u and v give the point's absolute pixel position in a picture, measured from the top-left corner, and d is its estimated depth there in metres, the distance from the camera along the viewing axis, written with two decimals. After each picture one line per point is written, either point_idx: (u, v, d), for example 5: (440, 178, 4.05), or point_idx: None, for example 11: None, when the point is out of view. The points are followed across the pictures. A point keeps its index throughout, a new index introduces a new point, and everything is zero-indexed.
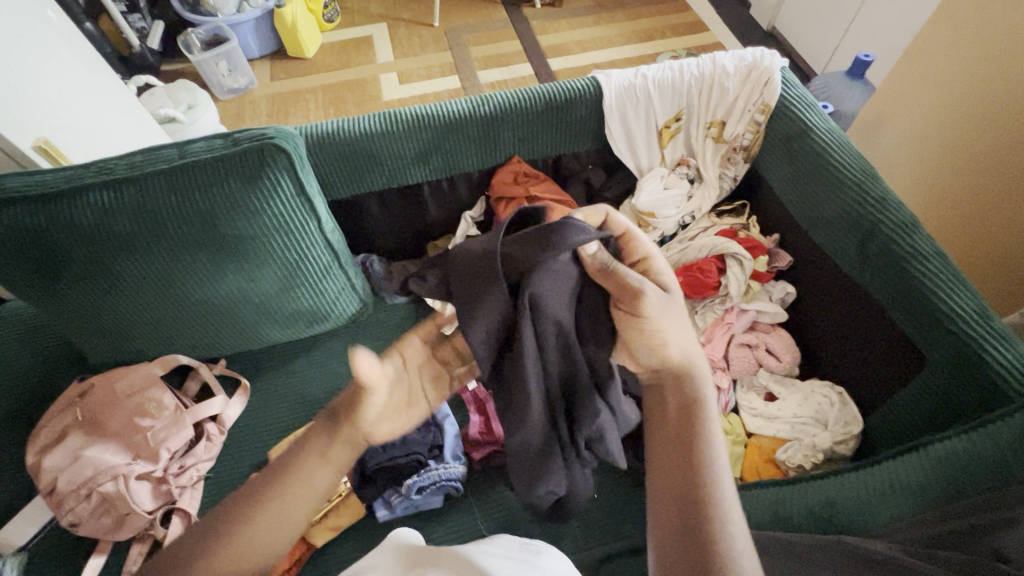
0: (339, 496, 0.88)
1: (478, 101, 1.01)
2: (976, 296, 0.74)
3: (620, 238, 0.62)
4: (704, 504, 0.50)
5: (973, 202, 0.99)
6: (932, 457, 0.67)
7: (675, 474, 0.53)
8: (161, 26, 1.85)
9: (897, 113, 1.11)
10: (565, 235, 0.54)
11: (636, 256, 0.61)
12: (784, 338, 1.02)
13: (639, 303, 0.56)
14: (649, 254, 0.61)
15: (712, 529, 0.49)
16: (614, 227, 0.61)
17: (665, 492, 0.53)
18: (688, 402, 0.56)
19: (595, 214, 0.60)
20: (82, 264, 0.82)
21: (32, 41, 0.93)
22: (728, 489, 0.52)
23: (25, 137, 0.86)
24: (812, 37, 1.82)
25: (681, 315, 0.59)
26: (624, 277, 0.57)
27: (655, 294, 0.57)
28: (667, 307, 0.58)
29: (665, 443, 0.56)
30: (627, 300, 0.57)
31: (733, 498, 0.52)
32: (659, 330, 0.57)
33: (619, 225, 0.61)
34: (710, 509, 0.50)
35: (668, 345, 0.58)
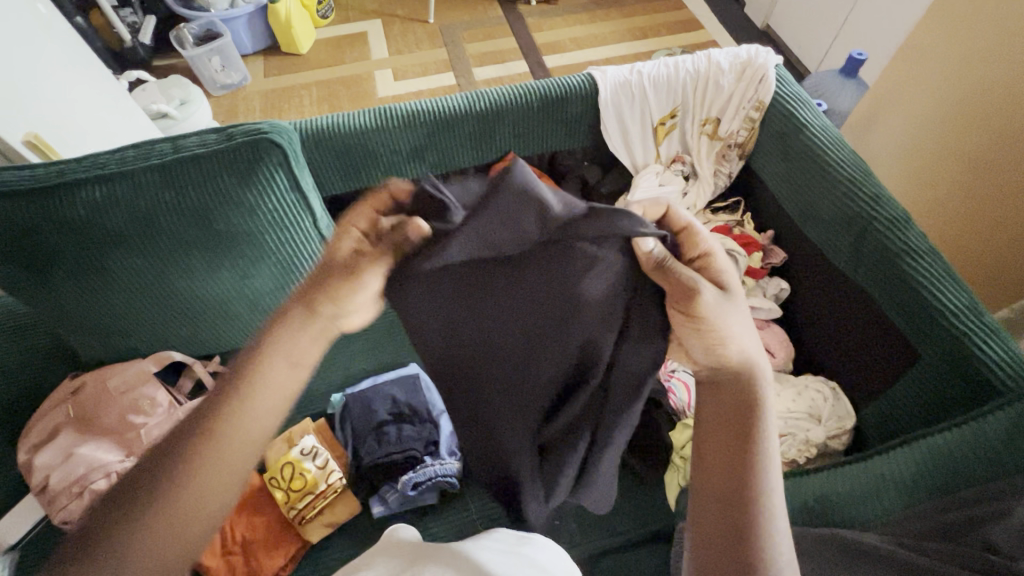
0: (334, 492, 0.87)
1: (473, 96, 1.01)
2: (968, 293, 0.75)
3: (680, 234, 0.56)
4: (751, 510, 0.51)
5: (965, 199, 1.00)
6: (924, 451, 0.67)
7: (724, 475, 0.52)
8: (153, 21, 1.84)
9: (891, 110, 1.11)
10: (617, 223, 0.49)
11: (697, 253, 0.56)
12: (778, 334, 1.03)
13: (694, 305, 0.51)
14: (711, 249, 0.56)
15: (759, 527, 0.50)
16: (673, 222, 0.56)
17: (711, 490, 0.53)
18: (745, 401, 0.54)
19: (654, 205, 0.55)
20: (73, 259, 0.81)
21: (22, 33, 0.92)
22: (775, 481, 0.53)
23: (14, 131, 0.85)
24: (807, 36, 1.82)
25: (739, 318, 0.54)
26: (681, 274, 0.51)
27: (711, 297, 0.52)
28: (726, 307, 0.53)
29: (716, 439, 0.54)
30: (683, 303, 0.51)
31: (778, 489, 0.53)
32: (714, 331, 0.52)
33: (681, 219, 0.56)
34: (756, 514, 0.51)
35: (725, 348, 0.53)
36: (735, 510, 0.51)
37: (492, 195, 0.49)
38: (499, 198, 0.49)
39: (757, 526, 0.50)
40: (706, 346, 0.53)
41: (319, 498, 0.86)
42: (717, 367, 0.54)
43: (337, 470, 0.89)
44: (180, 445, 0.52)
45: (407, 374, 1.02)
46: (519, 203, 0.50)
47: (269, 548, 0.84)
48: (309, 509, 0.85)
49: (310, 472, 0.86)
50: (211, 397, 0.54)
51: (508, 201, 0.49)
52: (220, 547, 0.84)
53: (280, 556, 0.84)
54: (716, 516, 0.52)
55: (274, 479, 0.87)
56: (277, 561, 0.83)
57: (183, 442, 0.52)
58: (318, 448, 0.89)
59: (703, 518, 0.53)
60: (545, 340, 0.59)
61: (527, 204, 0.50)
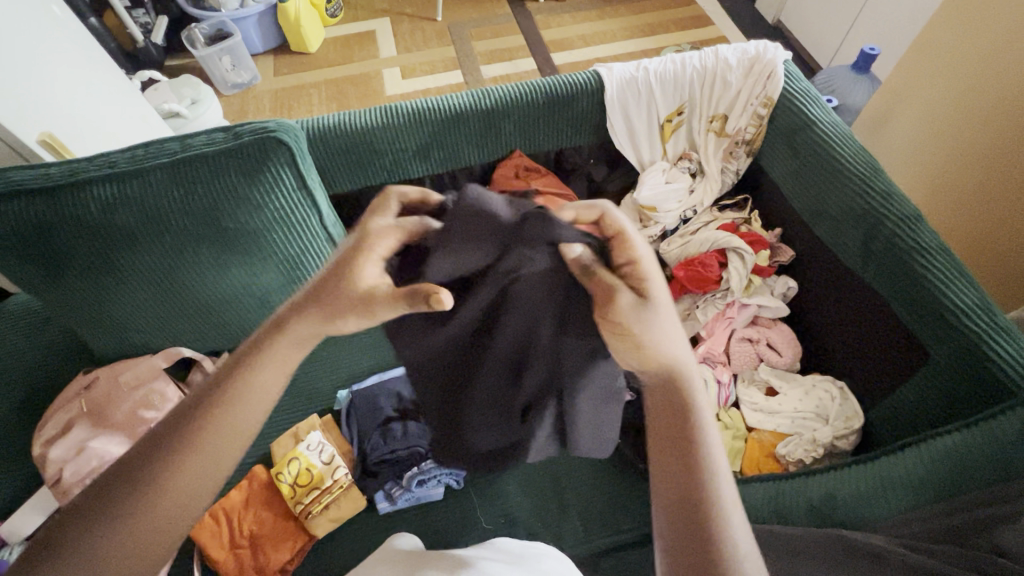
0: (339, 488, 0.88)
1: (478, 94, 1.01)
2: (980, 292, 0.74)
3: (612, 239, 0.55)
4: (704, 505, 0.49)
5: (977, 196, 0.98)
6: (934, 453, 0.66)
7: (674, 475, 0.51)
8: (165, 21, 1.86)
9: (902, 106, 1.10)
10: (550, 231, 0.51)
11: (624, 259, 0.55)
12: (786, 334, 1.02)
13: (612, 309, 0.53)
14: (640, 257, 0.54)
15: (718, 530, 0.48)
16: (606, 227, 0.54)
17: (663, 496, 0.52)
18: (677, 401, 0.54)
19: (588, 210, 0.53)
20: (85, 258, 0.82)
21: (37, 34, 0.94)
22: (726, 484, 0.51)
23: (29, 131, 0.87)
24: (819, 30, 1.79)
25: (665, 319, 0.54)
26: (602, 279, 0.54)
27: (631, 300, 0.53)
28: (648, 318, 0.53)
29: (659, 443, 0.54)
30: (609, 308, 0.54)
31: (730, 492, 0.51)
32: (643, 336, 0.54)
33: (616, 224, 0.54)
34: (710, 508, 0.49)
35: (657, 352, 0.54)
36: (689, 509, 0.49)
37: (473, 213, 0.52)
38: (458, 219, 0.52)
39: (712, 519, 0.48)
40: (636, 350, 0.54)
41: (324, 494, 0.87)
42: (648, 369, 0.55)
43: (343, 467, 0.90)
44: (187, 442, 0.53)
45: None
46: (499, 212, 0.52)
47: (276, 543, 0.85)
48: (315, 504, 0.86)
49: (317, 467, 0.88)
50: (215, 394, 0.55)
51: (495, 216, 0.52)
52: (229, 540, 0.85)
53: (287, 550, 0.85)
54: (674, 519, 0.50)
55: (281, 473, 0.88)
56: (283, 556, 0.84)
57: (191, 439, 0.53)
58: (324, 443, 0.91)
59: (665, 526, 0.51)
60: (526, 322, 0.63)
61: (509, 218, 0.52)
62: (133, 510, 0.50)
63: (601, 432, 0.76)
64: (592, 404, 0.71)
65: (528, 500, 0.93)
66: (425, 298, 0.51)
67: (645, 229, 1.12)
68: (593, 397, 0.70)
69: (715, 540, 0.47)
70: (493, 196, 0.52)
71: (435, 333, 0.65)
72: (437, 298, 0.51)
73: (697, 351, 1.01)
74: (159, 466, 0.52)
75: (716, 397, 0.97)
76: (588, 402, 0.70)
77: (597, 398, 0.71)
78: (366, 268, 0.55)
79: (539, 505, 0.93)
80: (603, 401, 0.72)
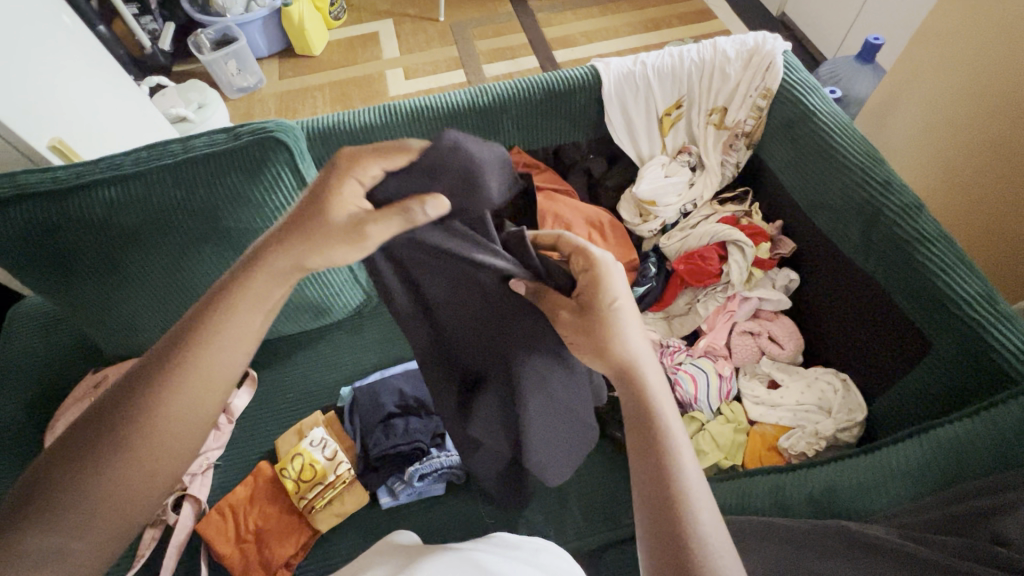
0: (342, 482, 0.89)
1: (476, 92, 1.01)
2: (982, 279, 0.73)
3: (573, 262, 0.62)
4: (676, 501, 0.47)
5: (981, 186, 0.97)
6: (936, 442, 0.66)
7: (647, 475, 0.50)
8: (172, 27, 1.89)
9: (905, 95, 1.08)
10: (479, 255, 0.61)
11: (581, 270, 0.61)
12: (788, 326, 1.02)
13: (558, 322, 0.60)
14: (593, 264, 0.60)
15: (688, 526, 0.46)
16: (565, 245, 0.63)
17: (642, 493, 0.50)
18: (639, 400, 0.54)
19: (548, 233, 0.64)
20: (91, 258, 0.84)
21: (46, 41, 0.96)
22: (695, 481, 0.49)
23: (40, 137, 0.89)
24: (823, 21, 1.77)
25: (620, 326, 0.57)
26: (550, 299, 0.61)
27: (572, 312, 0.60)
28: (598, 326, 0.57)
29: (635, 448, 0.53)
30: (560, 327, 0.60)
31: (701, 489, 0.49)
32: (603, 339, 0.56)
33: (575, 242, 0.62)
34: (679, 503, 0.47)
35: (612, 351, 0.56)
36: (661, 506, 0.48)
37: (444, 163, 0.56)
38: (429, 156, 0.56)
39: (683, 515, 0.47)
40: (601, 354, 0.57)
41: (328, 488, 0.88)
42: (604, 367, 0.57)
43: (346, 462, 0.91)
44: (155, 423, 0.53)
45: (414, 368, 1.03)
46: (458, 185, 0.57)
47: (281, 538, 0.86)
48: (319, 499, 0.87)
49: (320, 462, 0.90)
50: (189, 374, 0.55)
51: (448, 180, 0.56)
52: (234, 535, 0.87)
53: (291, 545, 0.86)
54: (648, 515, 0.48)
55: (285, 469, 0.89)
56: (288, 549, 0.86)
57: (163, 419, 0.53)
58: (327, 439, 0.92)
59: (644, 526, 0.49)
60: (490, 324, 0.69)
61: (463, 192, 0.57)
62: (109, 495, 0.51)
63: (563, 452, 0.77)
64: (543, 415, 0.70)
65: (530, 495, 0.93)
66: (421, 201, 0.54)
67: (645, 223, 1.11)
68: (548, 408, 0.70)
69: (685, 533, 0.46)
70: (466, 140, 0.56)
71: (410, 331, 0.72)
72: (435, 201, 0.54)
73: (697, 345, 1.02)
74: (134, 450, 0.52)
75: (716, 390, 0.97)
76: (543, 413, 0.70)
77: (550, 410, 0.70)
78: (343, 204, 0.56)
79: (542, 501, 0.93)
80: (559, 416, 0.72)
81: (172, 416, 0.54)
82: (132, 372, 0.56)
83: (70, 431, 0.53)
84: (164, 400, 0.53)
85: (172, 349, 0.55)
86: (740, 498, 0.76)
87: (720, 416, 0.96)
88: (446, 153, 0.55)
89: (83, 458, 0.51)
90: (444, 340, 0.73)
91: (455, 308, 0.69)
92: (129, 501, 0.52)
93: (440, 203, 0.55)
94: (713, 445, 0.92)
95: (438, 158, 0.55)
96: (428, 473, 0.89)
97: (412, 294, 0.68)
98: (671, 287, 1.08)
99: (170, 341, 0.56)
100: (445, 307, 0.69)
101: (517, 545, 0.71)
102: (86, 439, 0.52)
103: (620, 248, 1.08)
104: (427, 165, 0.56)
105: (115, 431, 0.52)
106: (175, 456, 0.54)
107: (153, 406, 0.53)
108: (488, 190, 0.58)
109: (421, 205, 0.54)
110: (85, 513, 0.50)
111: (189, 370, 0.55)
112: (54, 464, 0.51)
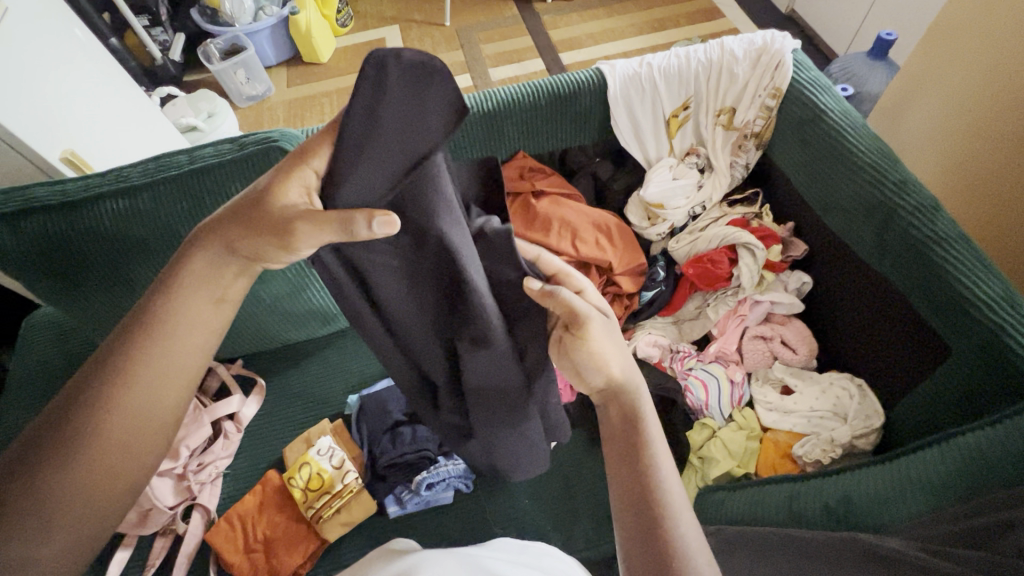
0: (350, 492, 0.88)
1: (479, 96, 0.99)
2: (1004, 281, 0.70)
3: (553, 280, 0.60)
4: (660, 511, 0.51)
5: (997, 186, 0.95)
6: (956, 451, 0.63)
7: (631, 489, 0.53)
8: (182, 38, 1.91)
9: (921, 91, 1.05)
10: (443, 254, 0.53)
11: (572, 291, 0.59)
12: (801, 330, 1.00)
13: (586, 328, 0.54)
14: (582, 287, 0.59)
15: (668, 542, 0.49)
16: (545, 267, 0.60)
17: (622, 504, 0.53)
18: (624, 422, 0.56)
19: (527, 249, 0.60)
20: (101, 268, 0.85)
21: (60, 56, 0.97)
22: (676, 499, 0.52)
23: (53, 149, 0.90)
24: (833, 17, 1.74)
25: (619, 341, 0.58)
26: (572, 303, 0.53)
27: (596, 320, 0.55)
28: (608, 331, 0.56)
29: (617, 464, 0.55)
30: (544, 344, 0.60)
31: (682, 506, 0.52)
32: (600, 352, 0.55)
33: (553, 266, 0.60)
34: (665, 521, 0.50)
35: (605, 367, 0.55)
36: (642, 515, 0.51)
37: (371, 121, 0.47)
38: (356, 97, 0.46)
39: (662, 522, 0.50)
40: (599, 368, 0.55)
41: (335, 498, 0.87)
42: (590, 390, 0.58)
43: (353, 471, 0.90)
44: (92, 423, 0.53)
45: None
46: (394, 142, 0.47)
47: (289, 547, 0.86)
48: (326, 508, 0.87)
49: (327, 471, 0.89)
50: (132, 370, 0.54)
51: (384, 144, 0.47)
52: (243, 545, 0.87)
53: (299, 555, 0.86)
54: (632, 528, 0.51)
55: (292, 478, 0.89)
56: (296, 560, 0.85)
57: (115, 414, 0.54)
58: (334, 448, 0.92)
59: (626, 534, 0.52)
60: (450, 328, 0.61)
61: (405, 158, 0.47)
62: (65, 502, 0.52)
63: (532, 456, 0.74)
64: (498, 419, 0.67)
65: (538, 505, 0.92)
66: (367, 215, 0.47)
67: (653, 226, 1.09)
68: (504, 415, 0.67)
69: (667, 539, 0.49)
70: (402, 68, 0.45)
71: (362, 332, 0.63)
72: (383, 217, 0.46)
73: (708, 350, 1.01)
74: (89, 449, 0.52)
75: (727, 396, 0.96)
76: (509, 417, 0.67)
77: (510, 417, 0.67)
78: (291, 190, 0.52)
79: (551, 510, 0.92)
80: (522, 423, 0.68)
81: (124, 412, 0.54)
82: (81, 374, 0.56)
83: (28, 437, 0.54)
84: (98, 404, 0.53)
85: (118, 354, 0.55)
86: (752, 507, 0.75)
87: (732, 423, 0.94)
88: (367, 108, 0.46)
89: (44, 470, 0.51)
90: (402, 342, 0.65)
91: (419, 315, 0.61)
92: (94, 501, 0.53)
93: (389, 220, 0.47)
94: (725, 453, 0.90)
95: (375, 101, 0.46)
96: (437, 483, 0.89)
97: (362, 296, 0.59)
98: (680, 291, 1.08)
99: (112, 340, 0.56)
100: (411, 317, 0.61)
101: (520, 553, 0.72)
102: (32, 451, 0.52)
103: (627, 254, 1.06)
104: (363, 116, 0.47)
105: (69, 433, 0.52)
106: (144, 456, 0.56)
107: (106, 405, 0.53)
108: (428, 135, 0.47)
109: (368, 218, 0.47)
110: (45, 518, 0.50)
111: (138, 367, 0.55)
112: (14, 473, 0.52)
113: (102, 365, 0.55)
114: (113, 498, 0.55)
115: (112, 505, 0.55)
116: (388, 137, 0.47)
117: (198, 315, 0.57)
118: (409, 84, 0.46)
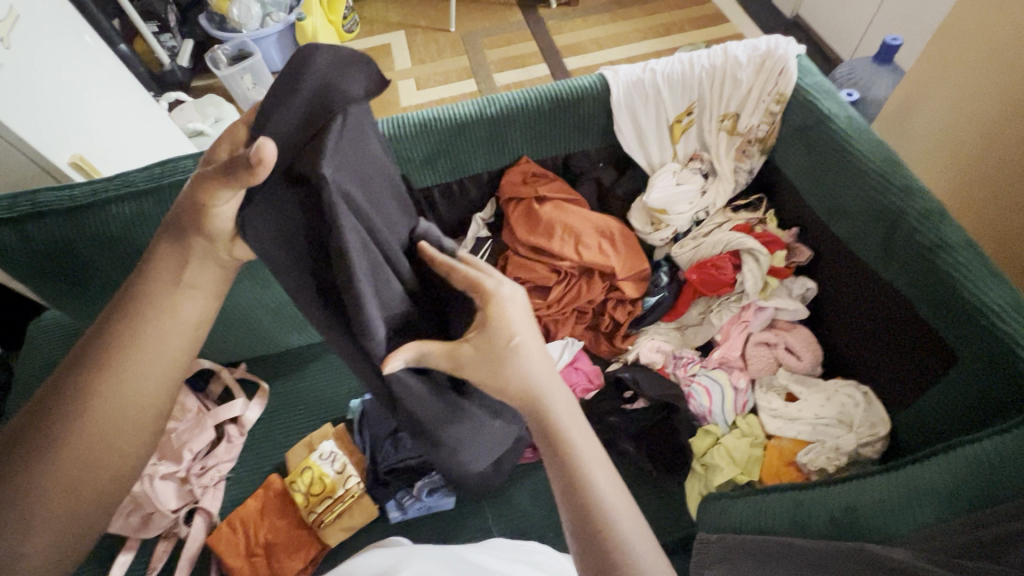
0: (351, 497, 0.89)
1: (483, 102, 1.00)
2: (1012, 290, 0.69)
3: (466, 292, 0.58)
4: (604, 502, 0.50)
5: (1004, 189, 0.94)
6: (963, 460, 0.63)
7: (570, 485, 0.51)
8: (191, 44, 1.94)
9: (926, 95, 1.04)
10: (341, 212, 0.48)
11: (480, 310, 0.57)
12: (806, 337, 0.99)
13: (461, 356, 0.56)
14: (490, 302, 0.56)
15: (614, 534, 0.48)
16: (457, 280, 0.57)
17: (565, 505, 0.51)
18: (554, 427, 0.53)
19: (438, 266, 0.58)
20: (108, 271, 0.87)
21: (70, 63, 0.98)
22: (611, 488, 0.52)
23: (62, 155, 0.91)
24: (838, 22, 1.74)
25: (525, 359, 0.55)
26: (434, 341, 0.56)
27: (473, 348, 0.56)
28: (496, 354, 0.55)
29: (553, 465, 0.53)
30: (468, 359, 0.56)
31: (617, 495, 0.51)
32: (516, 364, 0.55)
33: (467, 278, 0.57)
34: (606, 511, 0.49)
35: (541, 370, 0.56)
36: (587, 512, 0.50)
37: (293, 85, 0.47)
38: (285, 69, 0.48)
39: (601, 525, 0.49)
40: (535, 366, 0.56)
41: (337, 502, 0.88)
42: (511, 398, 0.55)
43: (354, 476, 0.91)
44: (81, 433, 0.52)
45: None
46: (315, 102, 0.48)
47: (290, 551, 0.86)
48: (328, 513, 0.87)
49: (329, 475, 0.89)
50: (122, 377, 0.54)
51: (297, 103, 0.47)
52: (245, 548, 0.87)
53: (300, 559, 0.86)
54: (577, 523, 0.50)
55: (295, 482, 0.89)
56: (297, 563, 0.85)
57: (101, 411, 0.53)
58: (336, 452, 0.92)
59: (574, 535, 0.50)
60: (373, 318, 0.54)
61: (317, 116, 0.48)
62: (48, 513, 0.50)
63: (482, 439, 0.71)
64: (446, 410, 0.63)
65: (538, 511, 0.92)
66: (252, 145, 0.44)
67: (656, 231, 1.09)
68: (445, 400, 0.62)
69: (609, 532, 0.48)
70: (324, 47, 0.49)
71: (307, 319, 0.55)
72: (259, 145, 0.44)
73: (712, 356, 1.00)
74: (72, 456, 0.51)
75: (731, 403, 0.95)
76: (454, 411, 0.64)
77: (440, 406, 0.64)
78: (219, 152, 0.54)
79: (553, 517, 0.91)
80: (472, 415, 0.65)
81: (111, 411, 0.53)
82: (60, 371, 0.55)
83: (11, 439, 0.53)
84: (92, 411, 0.52)
85: (113, 361, 0.54)
86: (756, 515, 0.75)
87: (736, 430, 0.93)
88: (290, 76, 0.47)
89: (31, 481, 0.50)
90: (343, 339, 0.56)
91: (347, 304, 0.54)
92: (76, 501, 0.51)
93: (264, 147, 0.44)
94: (729, 459, 0.89)
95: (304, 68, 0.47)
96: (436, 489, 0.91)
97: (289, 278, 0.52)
98: (682, 297, 1.07)
99: (96, 347, 0.55)
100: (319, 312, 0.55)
101: (518, 556, 0.72)
102: (16, 457, 0.51)
103: (632, 258, 1.06)
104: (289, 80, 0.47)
105: (50, 429, 0.51)
106: (136, 460, 0.56)
107: (91, 413, 0.52)
108: (344, 95, 0.48)
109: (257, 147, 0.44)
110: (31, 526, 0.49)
111: (126, 371, 0.54)
112: None
113: (85, 362, 0.54)
114: (104, 508, 0.54)
115: (101, 508, 0.54)
116: (309, 96, 0.47)
117: (196, 321, 0.57)
118: (336, 61, 0.49)
